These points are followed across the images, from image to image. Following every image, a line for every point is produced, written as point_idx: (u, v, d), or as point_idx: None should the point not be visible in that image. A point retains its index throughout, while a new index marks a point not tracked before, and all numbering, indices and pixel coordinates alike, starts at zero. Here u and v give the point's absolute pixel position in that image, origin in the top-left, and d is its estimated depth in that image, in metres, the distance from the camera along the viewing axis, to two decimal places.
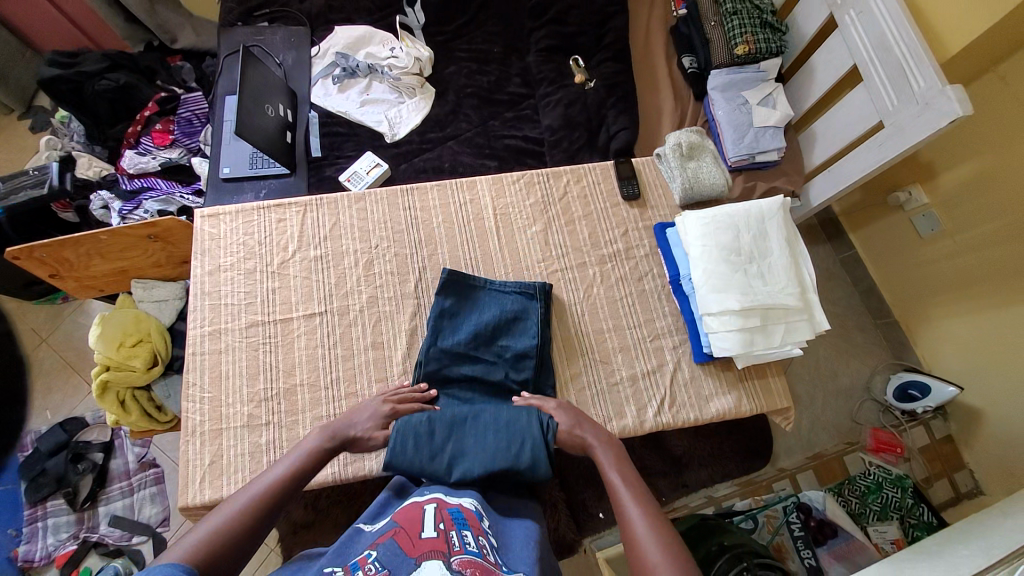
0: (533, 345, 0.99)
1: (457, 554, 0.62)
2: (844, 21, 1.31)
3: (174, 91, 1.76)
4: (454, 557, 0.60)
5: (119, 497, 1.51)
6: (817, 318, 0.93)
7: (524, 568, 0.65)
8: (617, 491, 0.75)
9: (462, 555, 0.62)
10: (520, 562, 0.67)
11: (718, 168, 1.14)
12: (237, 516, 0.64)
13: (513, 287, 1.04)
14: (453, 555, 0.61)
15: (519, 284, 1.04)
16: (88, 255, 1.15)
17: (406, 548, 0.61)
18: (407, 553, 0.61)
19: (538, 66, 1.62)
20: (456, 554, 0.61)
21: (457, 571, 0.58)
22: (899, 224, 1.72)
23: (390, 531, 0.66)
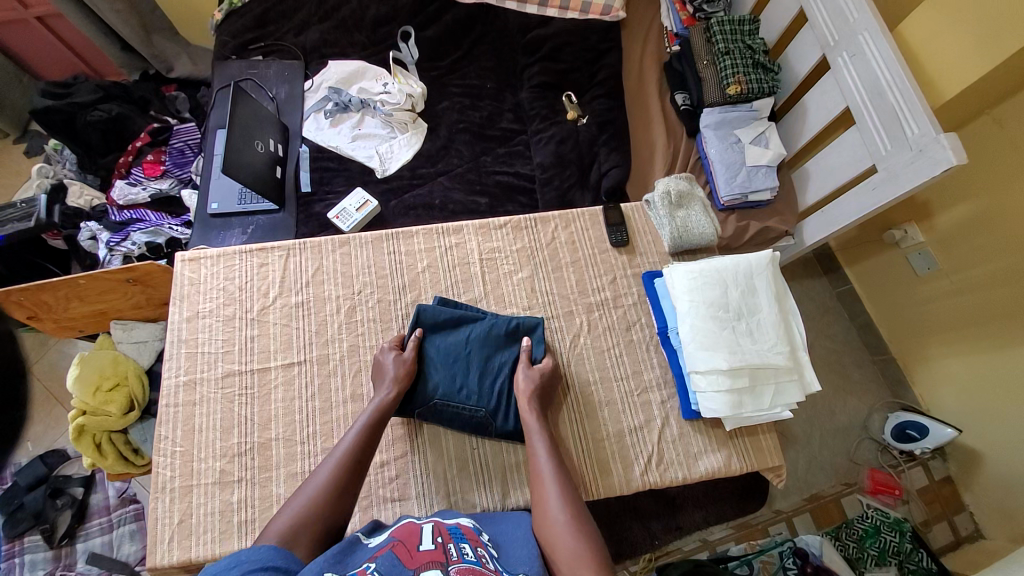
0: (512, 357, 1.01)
1: (455, 562, 0.64)
2: (837, 63, 1.30)
3: (167, 122, 1.77)
4: (452, 565, 0.63)
5: (97, 533, 1.46)
6: (808, 377, 0.91)
7: (524, 568, 0.69)
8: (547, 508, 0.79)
9: (461, 564, 0.64)
10: (520, 563, 0.70)
11: (708, 217, 1.12)
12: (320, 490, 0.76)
13: (507, 320, 1.03)
14: (451, 564, 0.63)
15: (514, 316, 1.04)
16: (66, 298, 1.13)
17: (405, 560, 0.63)
18: (406, 565, 0.62)
19: (531, 102, 1.61)
20: (453, 563, 0.63)
21: None
22: (896, 262, 1.70)
23: (388, 544, 0.67)
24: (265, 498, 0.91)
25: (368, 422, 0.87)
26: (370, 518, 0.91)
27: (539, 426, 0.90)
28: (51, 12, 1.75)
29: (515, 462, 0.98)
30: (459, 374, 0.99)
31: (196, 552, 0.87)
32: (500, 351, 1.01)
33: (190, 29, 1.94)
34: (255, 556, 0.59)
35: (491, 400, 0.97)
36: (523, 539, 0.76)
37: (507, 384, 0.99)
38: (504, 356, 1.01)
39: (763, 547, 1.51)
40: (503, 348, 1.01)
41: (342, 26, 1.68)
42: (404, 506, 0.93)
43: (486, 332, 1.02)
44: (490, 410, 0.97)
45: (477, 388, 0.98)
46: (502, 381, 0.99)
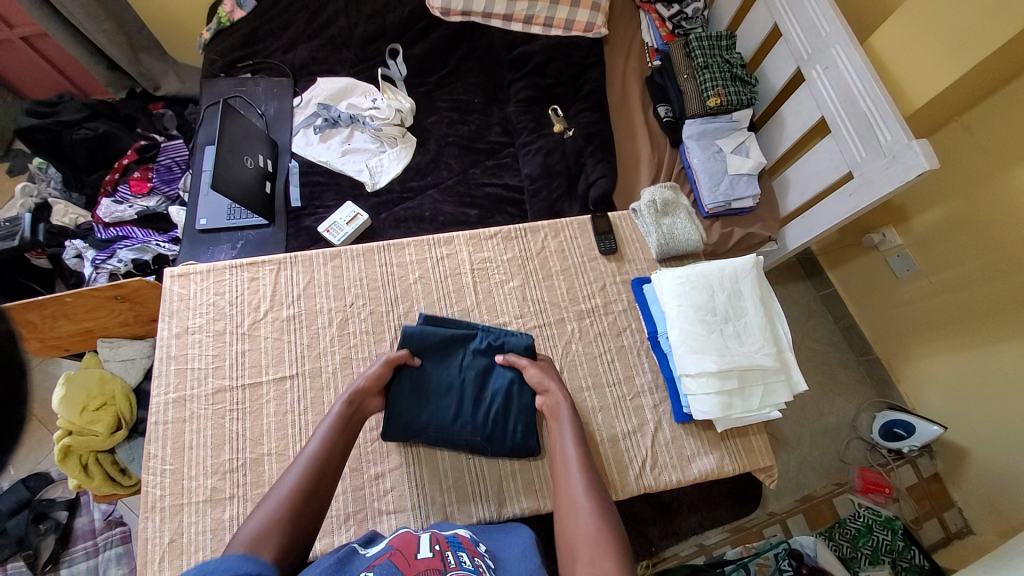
0: (507, 380, 1.01)
1: (454, 570, 0.64)
2: (811, 75, 1.36)
3: (155, 138, 1.76)
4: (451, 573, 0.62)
5: (82, 559, 1.41)
6: (795, 378, 0.93)
7: None
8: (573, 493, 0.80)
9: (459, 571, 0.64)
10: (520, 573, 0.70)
11: (693, 224, 1.15)
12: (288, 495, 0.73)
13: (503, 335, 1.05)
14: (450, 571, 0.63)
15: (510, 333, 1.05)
16: (52, 316, 1.10)
17: (402, 567, 0.61)
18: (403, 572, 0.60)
19: (518, 116, 1.64)
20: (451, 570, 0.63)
21: None
22: (876, 264, 1.75)
23: (385, 554, 0.66)
24: None
25: (333, 426, 0.85)
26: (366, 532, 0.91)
27: (568, 412, 0.92)
28: (37, 32, 1.75)
29: (510, 471, 0.98)
30: (450, 405, 0.99)
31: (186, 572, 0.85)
32: (493, 376, 1.02)
33: (179, 48, 1.95)
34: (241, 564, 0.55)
35: (486, 426, 0.98)
36: (521, 554, 0.75)
37: (501, 410, 0.99)
38: (497, 381, 1.01)
39: (758, 550, 1.51)
40: (495, 373, 1.02)
41: (330, 44, 1.71)
42: (399, 518, 0.92)
43: (477, 357, 1.03)
44: (484, 436, 0.97)
45: (470, 416, 0.98)
46: (496, 408, 0.99)
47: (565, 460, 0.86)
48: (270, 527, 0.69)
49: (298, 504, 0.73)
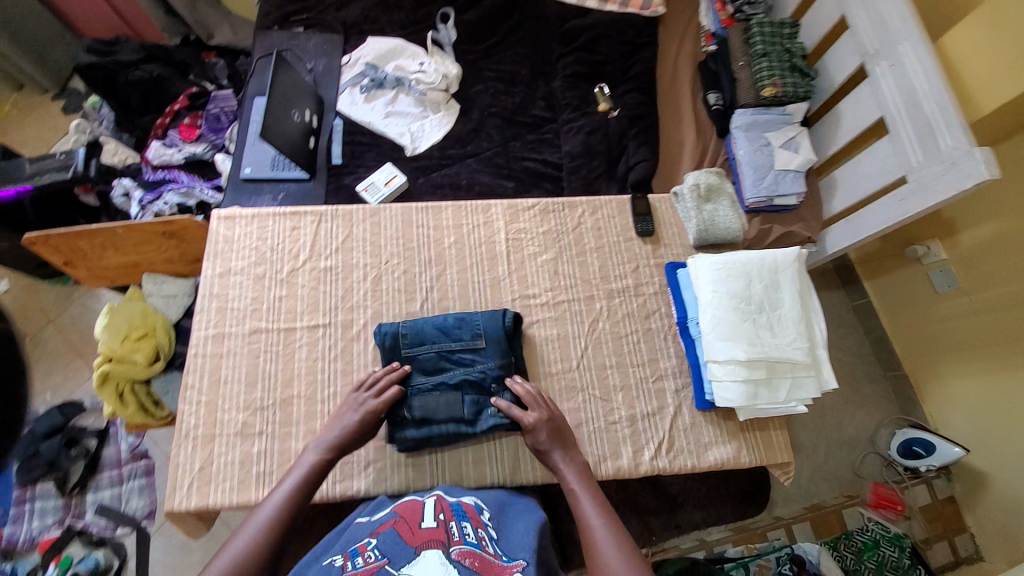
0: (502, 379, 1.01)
1: (456, 543, 0.67)
2: (875, 71, 1.29)
3: (206, 87, 1.81)
4: (453, 547, 0.66)
5: (107, 486, 1.51)
6: (825, 376, 0.92)
7: (524, 555, 0.70)
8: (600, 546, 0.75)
9: (462, 545, 0.67)
10: (521, 550, 0.71)
11: (735, 213, 1.12)
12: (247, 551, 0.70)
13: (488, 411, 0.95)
14: (452, 545, 0.66)
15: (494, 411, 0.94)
16: (103, 246, 1.16)
17: (407, 537, 0.67)
18: (408, 541, 0.66)
19: (563, 91, 1.62)
20: (454, 544, 0.67)
21: (457, 560, 0.63)
22: (916, 278, 1.68)
23: (390, 520, 0.73)
24: (284, 451, 0.94)
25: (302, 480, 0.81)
26: (384, 478, 0.94)
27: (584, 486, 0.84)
28: None
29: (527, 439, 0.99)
30: None
31: (214, 497, 0.91)
32: None
33: None
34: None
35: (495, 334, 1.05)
36: (523, 530, 0.77)
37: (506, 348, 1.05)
38: None
39: (760, 552, 1.52)
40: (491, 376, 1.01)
41: (383, 4, 1.71)
42: (416, 471, 0.95)
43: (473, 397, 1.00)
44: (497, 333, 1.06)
45: None
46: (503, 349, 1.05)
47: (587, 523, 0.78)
48: None
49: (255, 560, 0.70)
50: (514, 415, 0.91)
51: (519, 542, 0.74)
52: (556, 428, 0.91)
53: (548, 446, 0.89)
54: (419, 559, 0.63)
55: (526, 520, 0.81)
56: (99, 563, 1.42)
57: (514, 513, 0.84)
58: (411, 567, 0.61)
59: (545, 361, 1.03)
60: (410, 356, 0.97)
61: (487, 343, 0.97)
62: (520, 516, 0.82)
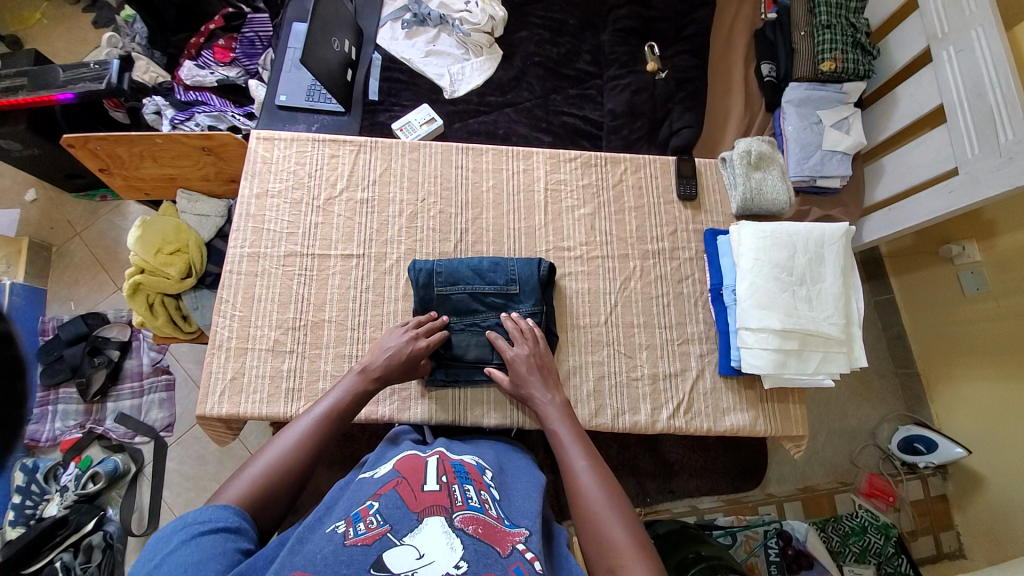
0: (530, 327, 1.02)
1: (459, 509, 0.66)
2: (940, 56, 1.22)
3: (242, 8, 1.74)
4: (456, 514, 0.65)
5: (128, 396, 1.57)
6: (856, 354, 0.91)
7: (526, 522, 0.71)
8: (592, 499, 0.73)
9: (465, 511, 0.66)
10: (523, 517, 0.73)
11: (783, 185, 1.09)
12: (285, 456, 0.72)
13: None
14: (456, 511, 0.65)
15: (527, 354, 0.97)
16: (141, 155, 1.14)
17: (409, 503, 0.65)
18: (410, 507, 0.65)
19: (612, 46, 1.56)
20: (457, 510, 0.66)
21: (460, 528, 0.63)
22: (945, 278, 1.65)
23: (392, 482, 0.71)
24: (313, 371, 0.96)
25: (346, 397, 0.82)
26: (407, 409, 0.97)
27: (572, 435, 0.83)
28: None
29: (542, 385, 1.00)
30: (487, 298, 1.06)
31: (244, 407, 0.93)
32: None
33: None
34: (218, 517, 0.61)
35: None
36: (525, 496, 0.78)
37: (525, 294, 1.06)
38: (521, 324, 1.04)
39: (750, 524, 1.56)
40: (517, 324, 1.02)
41: None
42: (437, 407, 0.97)
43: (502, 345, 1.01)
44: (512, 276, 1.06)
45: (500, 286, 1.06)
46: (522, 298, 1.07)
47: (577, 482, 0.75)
48: (261, 486, 0.68)
49: (293, 465, 0.72)
50: (498, 347, 0.93)
51: (520, 507, 0.75)
52: (536, 362, 0.92)
53: (526, 378, 0.90)
54: (422, 527, 0.61)
55: (529, 483, 0.83)
56: (119, 466, 1.46)
57: (516, 472, 0.86)
58: (414, 536, 0.60)
59: (574, 313, 1.03)
60: (445, 294, 0.98)
61: (521, 288, 0.98)
62: (522, 481, 0.83)
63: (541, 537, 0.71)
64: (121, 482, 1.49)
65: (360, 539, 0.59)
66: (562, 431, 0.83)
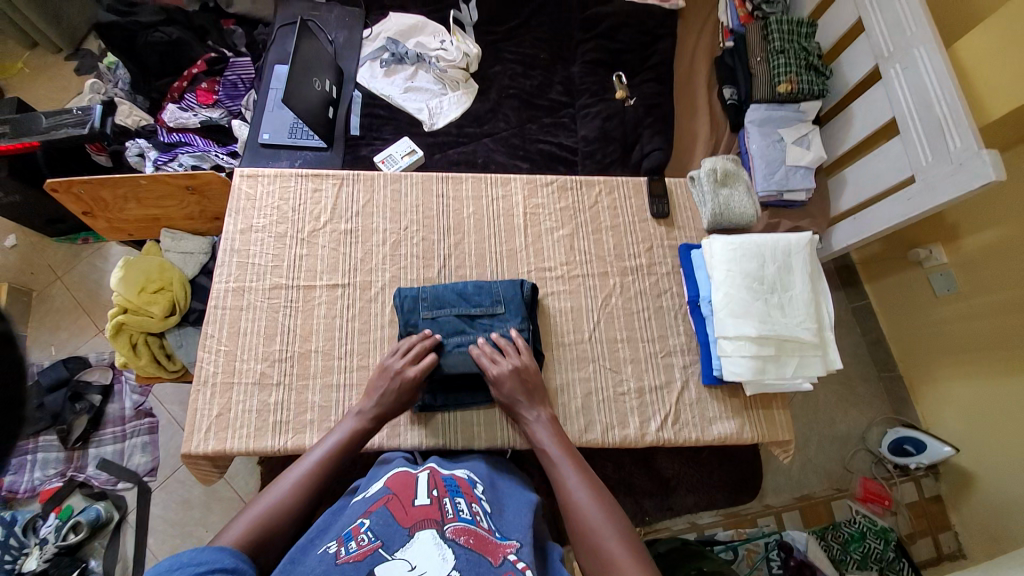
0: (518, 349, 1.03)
1: (451, 521, 0.67)
2: (889, 74, 1.31)
3: (224, 54, 1.80)
4: (448, 525, 0.66)
5: (111, 441, 1.53)
6: (831, 355, 0.95)
7: (518, 534, 0.72)
8: (588, 515, 0.74)
9: (456, 523, 0.68)
10: (515, 530, 0.73)
11: (749, 199, 1.15)
12: (286, 496, 0.74)
13: None
14: (447, 522, 0.67)
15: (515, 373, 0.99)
16: (125, 197, 1.16)
17: (400, 517, 0.66)
18: (401, 522, 0.66)
19: (582, 77, 1.65)
20: (449, 521, 0.67)
21: (452, 538, 0.64)
22: (915, 281, 1.71)
23: (382, 499, 0.72)
24: (300, 403, 0.96)
25: (343, 440, 0.84)
26: (397, 435, 0.97)
27: (564, 451, 0.84)
28: None
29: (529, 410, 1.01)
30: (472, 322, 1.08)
31: (231, 444, 0.92)
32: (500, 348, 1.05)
33: None
34: (217, 558, 0.60)
35: None
36: (518, 511, 0.79)
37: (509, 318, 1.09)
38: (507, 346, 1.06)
39: (750, 537, 1.55)
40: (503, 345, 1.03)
41: None
42: (427, 431, 0.97)
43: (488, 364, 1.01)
44: None
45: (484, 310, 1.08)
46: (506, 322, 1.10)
47: (573, 499, 0.77)
48: (259, 527, 0.69)
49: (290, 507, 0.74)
50: (482, 364, 0.93)
51: (512, 521, 0.75)
52: (523, 378, 0.92)
53: (514, 396, 0.91)
54: (414, 541, 0.62)
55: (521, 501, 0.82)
56: (102, 513, 1.42)
57: (508, 491, 0.86)
58: (405, 550, 0.61)
59: (559, 331, 1.05)
60: (431, 317, 0.99)
61: (506, 308, 1.00)
62: (515, 498, 0.83)
63: (533, 550, 0.71)
64: (104, 531, 1.44)
65: (352, 556, 0.60)
66: (551, 448, 0.85)
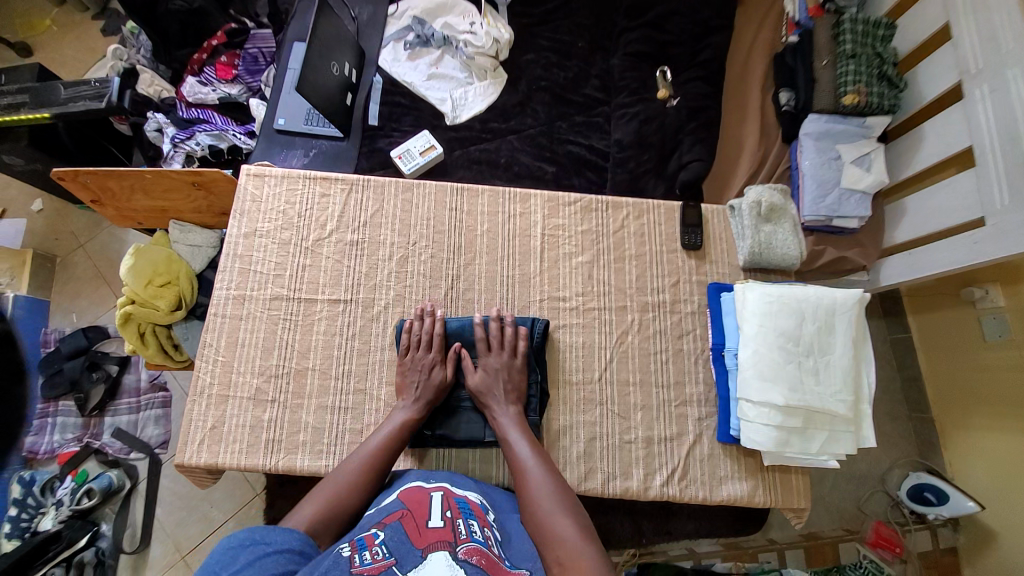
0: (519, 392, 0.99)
1: (463, 542, 0.67)
2: (973, 95, 1.12)
3: (245, 24, 1.71)
4: (460, 546, 0.66)
5: (125, 412, 1.57)
6: (864, 433, 0.86)
7: (528, 563, 0.69)
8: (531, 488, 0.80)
9: (468, 544, 0.67)
10: (525, 558, 0.71)
11: (795, 239, 1.03)
12: (347, 489, 0.77)
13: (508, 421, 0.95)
14: (459, 544, 0.66)
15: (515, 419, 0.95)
16: (131, 188, 1.12)
17: (414, 537, 0.66)
18: (415, 542, 0.65)
19: (621, 71, 1.50)
20: (461, 543, 0.67)
21: (465, 560, 0.63)
22: (965, 322, 1.54)
23: (398, 513, 0.71)
24: (294, 422, 0.94)
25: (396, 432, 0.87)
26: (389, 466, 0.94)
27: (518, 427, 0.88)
28: None
29: None
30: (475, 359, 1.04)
31: (223, 458, 0.92)
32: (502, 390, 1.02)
33: None
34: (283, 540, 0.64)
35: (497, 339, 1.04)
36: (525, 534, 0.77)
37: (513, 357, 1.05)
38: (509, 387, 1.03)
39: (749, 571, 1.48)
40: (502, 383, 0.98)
41: None
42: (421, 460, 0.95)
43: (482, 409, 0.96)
44: None
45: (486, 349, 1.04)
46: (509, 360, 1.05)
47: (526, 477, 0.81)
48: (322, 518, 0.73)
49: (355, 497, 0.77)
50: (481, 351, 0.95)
51: (520, 548, 0.73)
52: (506, 372, 0.93)
53: (492, 387, 0.92)
54: (427, 562, 0.62)
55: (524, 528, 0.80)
56: (113, 483, 1.48)
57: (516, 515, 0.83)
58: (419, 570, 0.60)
59: (567, 369, 0.99)
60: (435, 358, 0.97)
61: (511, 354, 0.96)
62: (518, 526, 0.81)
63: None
64: (115, 498, 1.50)
65: (367, 569, 0.60)
66: (509, 427, 0.89)
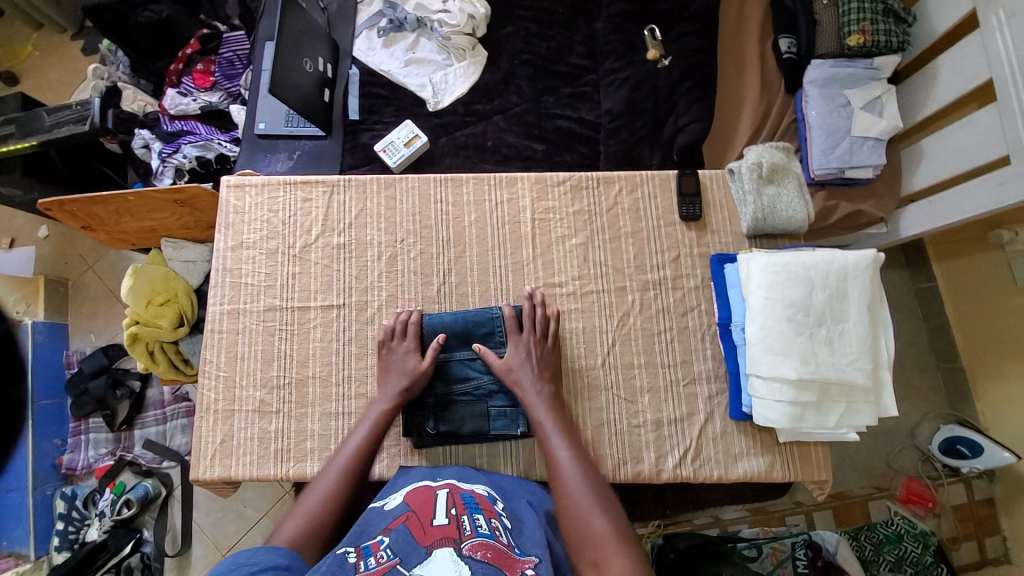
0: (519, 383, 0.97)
1: (469, 538, 0.64)
2: (989, 23, 1.02)
3: (218, 28, 1.67)
4: (465, 542, 0.63)
5: (153, 423, 1.61)
6: (885, 401, 0.82)
7: (538, 551, 0.67)
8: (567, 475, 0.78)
9: (474, 538, 0.64)
10: (534, 546, 0.69)
11: (800, 200, 0.97)
12: (330, 496, 0.77)
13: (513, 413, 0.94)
14: (464, 540, 0.64)
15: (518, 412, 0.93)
16: (117, 212, 1.12)
17: (419, 536, 0.64)
18: (420, 541, 0.63)
19: (606, 35, 1.41)
20: (466, 539, 0.64)
21: (469, 555, 0.60)
22: (996, 266, 1.44)
23: (403, 515, 0.70)
24: (300, 430, 0.94)
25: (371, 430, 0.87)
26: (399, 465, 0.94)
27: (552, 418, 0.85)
28: None
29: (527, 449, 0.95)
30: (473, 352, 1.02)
31: (236, 471, 0.93)
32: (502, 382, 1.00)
33: None
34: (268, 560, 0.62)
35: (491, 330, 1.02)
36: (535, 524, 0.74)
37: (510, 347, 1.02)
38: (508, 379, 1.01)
39: (776, 535, 1.46)
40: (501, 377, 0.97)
41: None
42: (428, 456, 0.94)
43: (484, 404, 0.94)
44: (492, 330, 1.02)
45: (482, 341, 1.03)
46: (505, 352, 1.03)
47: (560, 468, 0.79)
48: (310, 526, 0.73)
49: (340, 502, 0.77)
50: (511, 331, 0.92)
51: (534, 536, 0.71)
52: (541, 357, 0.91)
53: (521, 368, 0.89)
54: (432, 559, 0.59)
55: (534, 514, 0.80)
56: (149, 491, 1.52)
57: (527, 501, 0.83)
58: (424, 567, 0.58)
59: (569, 355, 0.96)
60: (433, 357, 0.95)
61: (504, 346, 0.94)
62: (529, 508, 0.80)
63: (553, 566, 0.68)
64: (153, 506, 1.55)
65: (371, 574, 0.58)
66: (544, 416, 0.86)
